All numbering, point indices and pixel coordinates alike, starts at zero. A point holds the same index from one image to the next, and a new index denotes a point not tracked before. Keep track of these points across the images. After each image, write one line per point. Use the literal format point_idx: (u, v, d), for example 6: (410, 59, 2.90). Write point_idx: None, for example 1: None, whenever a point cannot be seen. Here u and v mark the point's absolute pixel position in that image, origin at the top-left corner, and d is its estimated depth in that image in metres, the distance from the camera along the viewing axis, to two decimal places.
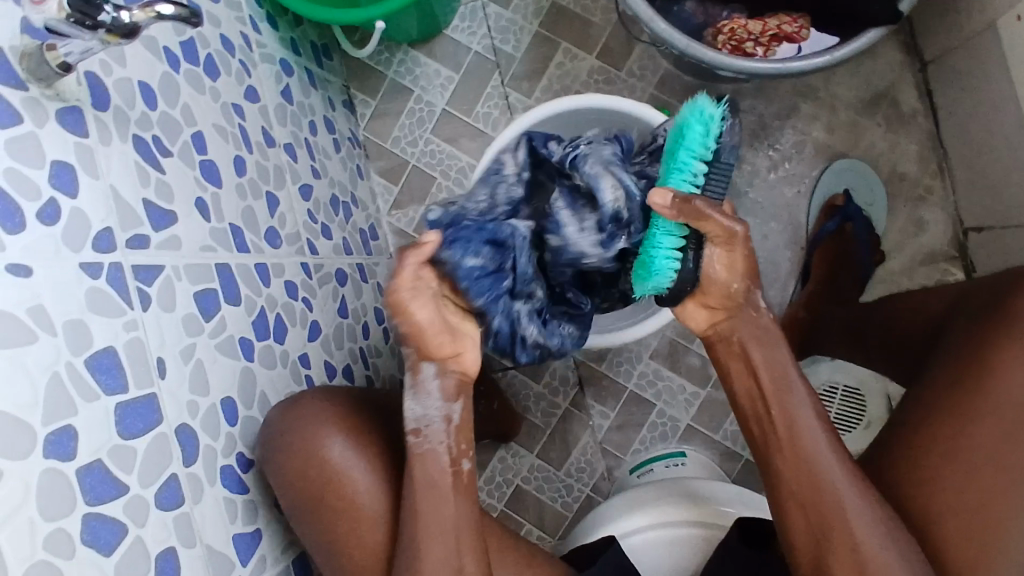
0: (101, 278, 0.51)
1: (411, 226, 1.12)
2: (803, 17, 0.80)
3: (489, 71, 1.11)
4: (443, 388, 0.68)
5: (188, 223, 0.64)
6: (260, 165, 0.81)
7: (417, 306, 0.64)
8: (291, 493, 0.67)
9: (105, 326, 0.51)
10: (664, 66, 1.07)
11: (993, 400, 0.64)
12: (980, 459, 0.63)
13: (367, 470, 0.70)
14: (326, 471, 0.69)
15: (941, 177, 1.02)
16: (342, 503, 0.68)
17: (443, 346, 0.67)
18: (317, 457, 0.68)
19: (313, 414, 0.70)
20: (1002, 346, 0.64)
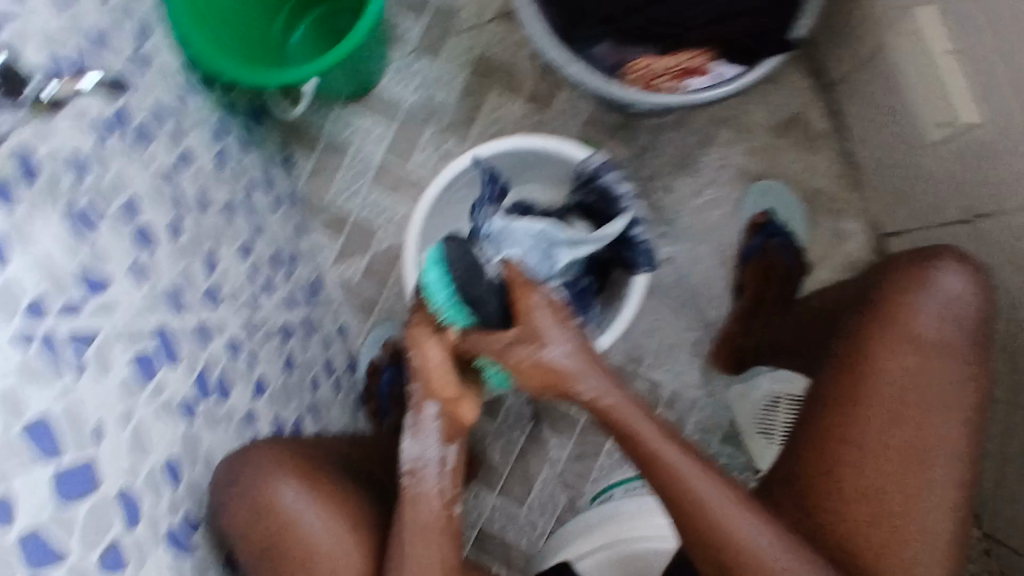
0: (35, 346, 0.52)
1: (357, 276, 1.14)
2: (707, 53, 0.86)
3: (423, 122, 1.14)
4: (441, 428, 0.71)
5: (122, 286, 0.64)
6: (197, 226, 0.82)
7: (432, 345, 0.72)
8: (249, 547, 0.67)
9: (42, 392, 0.51)
10: (589, 107, 1.12)
11: (876, 389, 0.72)
12: (870, 447, 0.71)
13: (319, 516, 0.68)
14: (277, 524, 0.67)
15: (855, 191, 1.08)
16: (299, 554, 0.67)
17: (447, 387, 0.71)
18: (268, 510, 0.67)
19: (259, 466, 0.69)
20: (880, 341, 0.73)
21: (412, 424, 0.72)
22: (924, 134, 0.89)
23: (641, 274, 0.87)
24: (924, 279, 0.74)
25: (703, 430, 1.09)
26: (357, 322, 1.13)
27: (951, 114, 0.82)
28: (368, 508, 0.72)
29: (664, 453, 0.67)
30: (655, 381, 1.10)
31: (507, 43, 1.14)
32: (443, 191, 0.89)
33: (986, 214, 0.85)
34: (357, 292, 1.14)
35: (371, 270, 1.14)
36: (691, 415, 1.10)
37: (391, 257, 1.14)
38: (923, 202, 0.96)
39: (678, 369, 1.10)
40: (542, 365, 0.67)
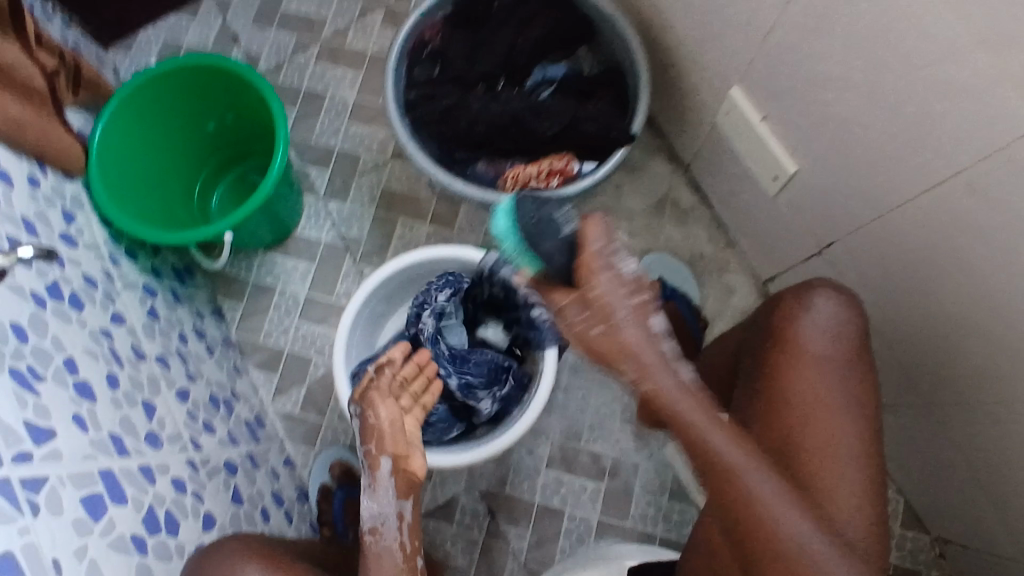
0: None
1: (297, 407, 1.18)
2: (568, 155, 1.00)
3: (341, 255, 1.25)
4: (397, 484, 0.72)
5: (68, 434, 0.68)
6: (134, 377, 0.87)
7: (381, 405, 0.77)
8: None
9: (1, 532, 0.54)
10: (488, 218, 1.26)
11: (793, 403, 0.76)
12: (809, 453, 0.74)
13: None
14: None
15: (731, 249, 1.23)
16: None
17: (398, 442, 0.74)
18: None
19: (226, 558, 0.71)
20: (781, 359, 0.78)
21: (370, 481, 0.72)
22: (764, 188, 1.03)
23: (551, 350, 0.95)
24: (803, 304, 0.79)
25: (650, 491, 1.14)
26: (303, 451, 1.17)
27: (777, 169, 0.97)
28: None
29: (711, 441, 0.68)
30: (596, 453, 1.16)
31: (407, 176, 1.28)
32: (361, 308, 0.97)
33: (833, 242, 0.96)
34: (299, 422, 1.18)
35: (310, 399, 1.19)
36: (636, 479, 1.15)
37: (328, 383, 1.19)
38: (785, 246, 1.09)
39: (614, 437, 1.17)
40: (590, 337, 0.71)
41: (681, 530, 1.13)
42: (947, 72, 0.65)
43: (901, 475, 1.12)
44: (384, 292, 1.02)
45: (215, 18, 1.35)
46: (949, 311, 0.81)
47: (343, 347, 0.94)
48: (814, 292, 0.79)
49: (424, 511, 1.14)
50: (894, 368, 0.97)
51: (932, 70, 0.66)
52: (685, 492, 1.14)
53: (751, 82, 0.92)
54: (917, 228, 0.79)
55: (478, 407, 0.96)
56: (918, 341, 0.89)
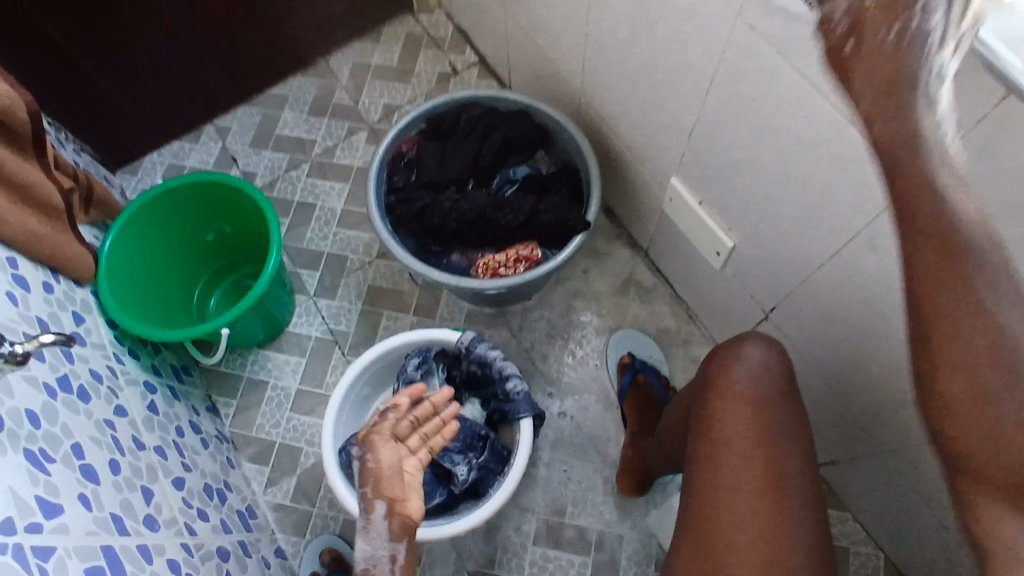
0: (8, 554, 0.61)
1: (288, 497, 1.22)
2: (532, 244, 1.12)
3: (331, 347, 1.33)
4: (392, 528, 0.73)
5: (73, 512, 0.74)
6: (134, 464, 0.92)
7: (383, 447, 0.77)
8: None
9: None
10: (467, 306, 1.36)
11: None
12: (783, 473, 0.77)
13: None
14: None
15: (693, 323, 1.33)
16: None
17: (396, 486, 0.75)
18: None
19: None
20: None
21: (365, 523, 0.73)
22: (711, 263, 1.16)
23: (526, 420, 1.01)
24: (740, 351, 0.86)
25: (636, 562, 1.16)
26: (294, 541, 1.19)
27: (718, 245, 1.10)
28: None
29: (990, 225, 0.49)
30: (581, 526, 1.19)
31: (391, 272, 1.39)
32: (347, 391, 1.04)
33: (775, 306, 1.07)
34: (290, 512, 1.21)
35: (301, 487, 1.22)
36: (622, 550, 1.17)
37: (318, 472, 1.24)
38: (739, 314, 1.19)
39: (597, 510, 1.20)
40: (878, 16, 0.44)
41: None
42: (833, 149, 0.78)
43: (878, 529, 1.15)
44: (369, 375, 1.09)
45: (215, 143, 1.51)
46: (882, 357, 0.90)
47: (331, 428, 1.00)
48: (749, 339, 0.82)
49: None
50: (848, 419, 1.05)
51: (822, 148, 0.79)
52: None
53: (686, 170, 1.06)
54: (840, 283, 0.90)
55: (454, 472, 1.01)
56: (863, 389, 0.98)
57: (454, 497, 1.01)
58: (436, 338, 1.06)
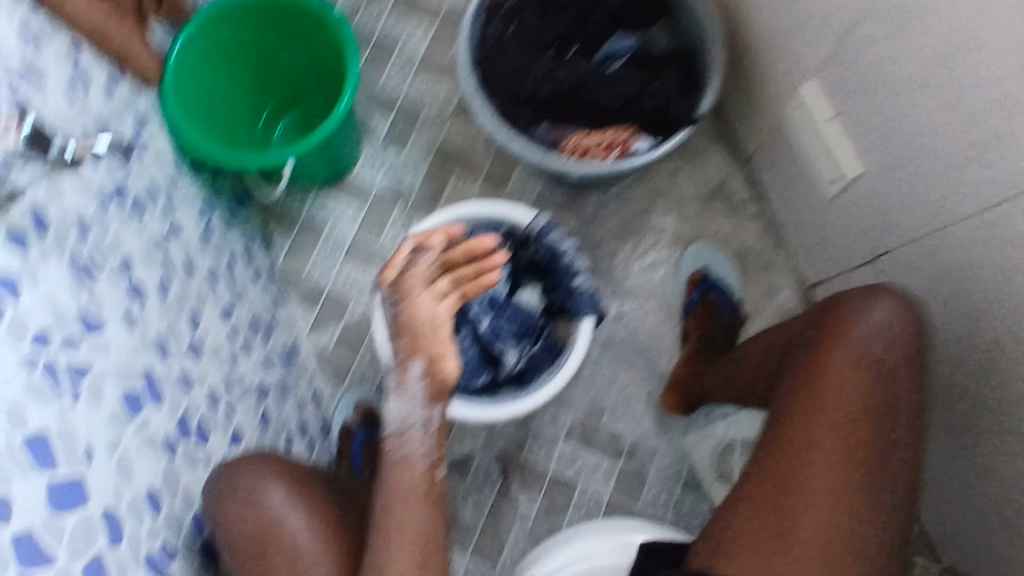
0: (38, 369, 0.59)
1: (331, 345, 1.22)
2: (630, 130, 0.99)
3: (392, 202, 1.27)
4: (428, 389, 0.68)
5: (116, 331, 0.72)
6: (184, 287, 0.91)
7: (421, 297, 0.69)
8: (235, 543, 0.68)
9: (41, 410, 0.58)
10: (540, 185, 1.25)
11: None
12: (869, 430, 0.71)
13: (301, 516, 0.69)
14: (260, 523, 0.68)
15: (779, 249, 1.20)
16: (280, 555, 0.67)
17: (433, 342, 0.68)
18: (257, 509, 0.68)
19: (251, 468, 0.71)
20: None
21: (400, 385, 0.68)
22: (823, 190, 1.03)
23: (586, 319, 0.95)
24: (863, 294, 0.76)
25: (665, 477, 1.14)
26: (332, 388, 1.20)
27: (839, 171, 0.97)
28: (348, 515, 0.72)
29: None
30: (616, 432, 1.16)
31: (465, 133, 1.29)
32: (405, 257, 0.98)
33: (886, 251, 0.95)
34: (331, 359, 1.21)
35: (345, 339, 1.22)
36: (653, 463, 1.15)
37: (363, 327, 1.22)
38: (837, 250, 1.07)
39: (635, 420, 1.16)
40: None
41: (691, 520, 1.12)
42: None
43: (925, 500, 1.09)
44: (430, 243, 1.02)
45: None
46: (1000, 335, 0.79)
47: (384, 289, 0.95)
48: (883, 292, 0.72)
49: None
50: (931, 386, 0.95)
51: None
52: (700, 484, 1.14)
53: (830, 73, 0.90)
54: (983, 243, 0.78)
55: (503, 358, 0.98)
56: (962, 363, 0.86)
57: (500, 381, 0.97)
58: (508, 216, 0.98)
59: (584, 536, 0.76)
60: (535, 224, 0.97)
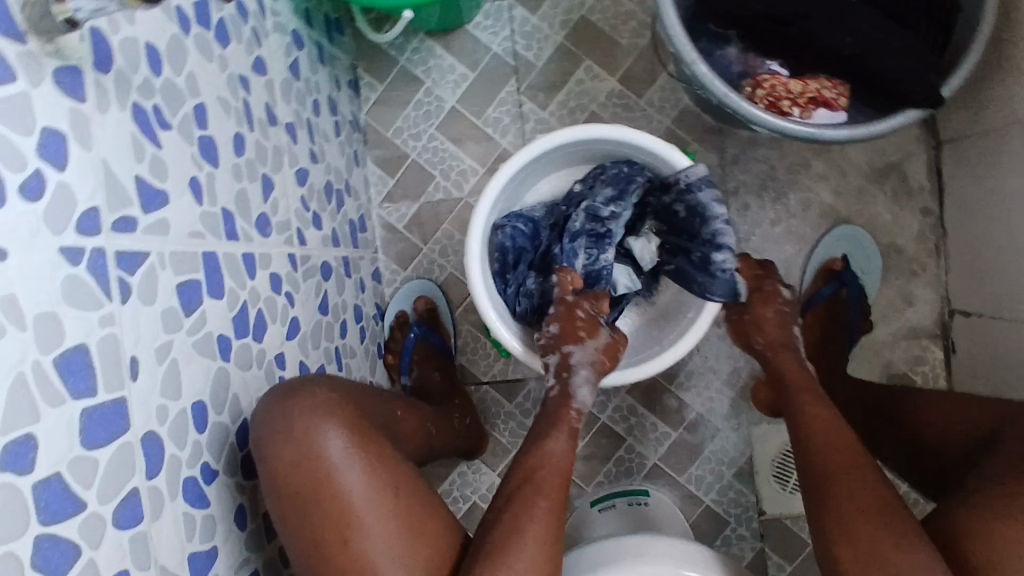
0: (80, 265, 0.47)
1: (402, 222, 1.09)
2: (842, 86, 0.79)
3: (507, 75, 1.07)
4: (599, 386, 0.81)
5: (178, 205, 0.59)
6: (260, 144, 0.76)
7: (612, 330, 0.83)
8: (279, 486, 0.62)
9: (80, 320, 0.47)
10: (685, 101, 1.06)
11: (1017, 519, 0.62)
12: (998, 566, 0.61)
13: (358, 471, 0.63)
14: (316, 471, 0.62)
15: (936, 256, 1.02)
16: (330, 508, 0.62)
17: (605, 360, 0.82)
18: (313, 452, 0.62)
19: (312, 406, 0.65)
20: None
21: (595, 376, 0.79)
22: None
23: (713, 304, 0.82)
24: None
25: (718, 460, 1.06)
26: (393, 269, 1.09)
27: None
28: (408, 478, 0.67)
29: None
30: (683, 401, 1.07)
31: (614, 12, 1.05)
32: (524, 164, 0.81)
33: None
34: (398, 238, 1.09)
35: (418, 219, 1.09)
36: (711, 442, 1.06)
37: (441, 211, 1.09)
38: (1015, 291, 0.89)
39: (708, 393, 1.06)
40: None
41: (729, 508, 1.06)
42: None
43: None
44: (551, 155, 0.85)
45: None
46: None
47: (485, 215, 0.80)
48: None
49: (488, 378, 1.08)
50: None
51: None
52: (751, 476, 1.06)
53: None
54: None
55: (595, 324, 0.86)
56: None
57: None
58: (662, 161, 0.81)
59: (656, 560, 0.68)
60: (695, 174, 0.79)
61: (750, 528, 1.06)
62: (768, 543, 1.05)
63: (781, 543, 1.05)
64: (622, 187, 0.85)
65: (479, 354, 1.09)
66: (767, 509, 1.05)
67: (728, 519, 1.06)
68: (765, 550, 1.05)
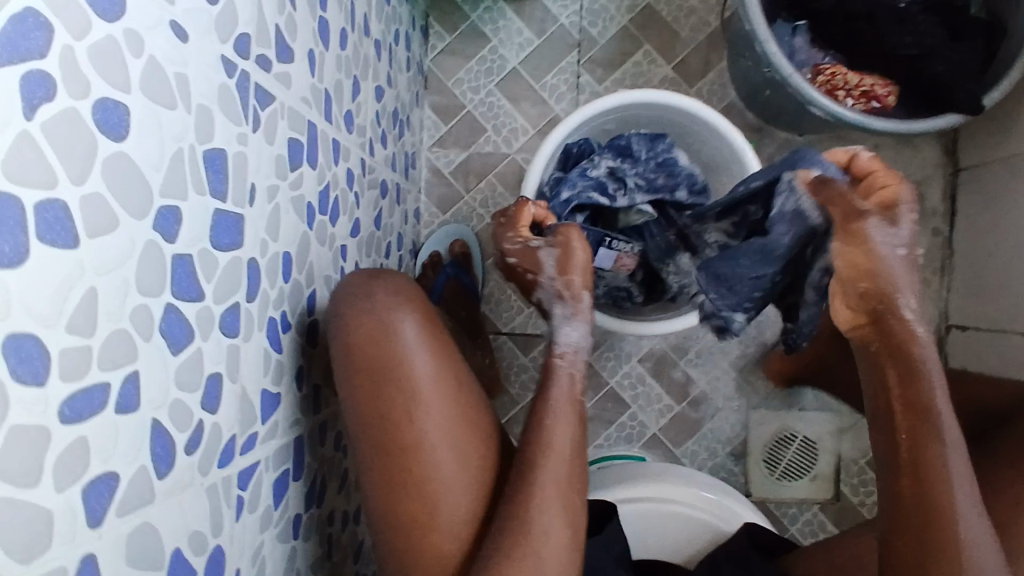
0: (233, 78, 0.50)
1: (448, 168, 1.13)
2: (893, 86, 0.88)
3: (569, 46, 1.13)
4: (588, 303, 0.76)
5: (299, 68, 0.63)
6: (356, 47, 0.80)
7: (555, 248, 0.77)
8: (349, 360, 0.62)
9: (225, 128, 0.49)
10: (731, 97, 1.14)
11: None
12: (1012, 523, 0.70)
13: (427, 359, 0.63)
14: (386, 351, 0.62)
15: (940, 274, 1.12)
16: (395, 389, 0.62)
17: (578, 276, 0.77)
18: (387, 333, 0.62)
19: (388, 291, 0.65)
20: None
21: (570, 311, 0.76)
22: None
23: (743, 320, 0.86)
24: None
25: (714, 438, 1.11)
26: (432, 212, 1.13)
27: None
28: (466, 378, 0.68)
29: None
30: (689, 376, 1.12)
31: (678, 5, 1.13)
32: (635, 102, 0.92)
33: None
34: (442, 183, 1.13)
35: (464, 168, 1.13)
36: (710, 420, 1.11)
37: (488, 163, 1.13)
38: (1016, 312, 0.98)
39: (714, 371, 1.12)
40: None
41: None
42: None
43: None
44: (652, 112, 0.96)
45: None
46: None
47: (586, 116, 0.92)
48: None
49: (508, 329, 1.12)
50: None
51: None
52: (743, 458, 1.11)
53: None
54: None
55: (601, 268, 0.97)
56: None
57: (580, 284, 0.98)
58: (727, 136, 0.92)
59: (678, 481, 0.81)
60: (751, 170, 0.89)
61: None
62: None
63: None
64: (670, 161, 0.98)
65: (503, 305, 1.12)
66: (754, 492, 1.10)
67: None
68: None
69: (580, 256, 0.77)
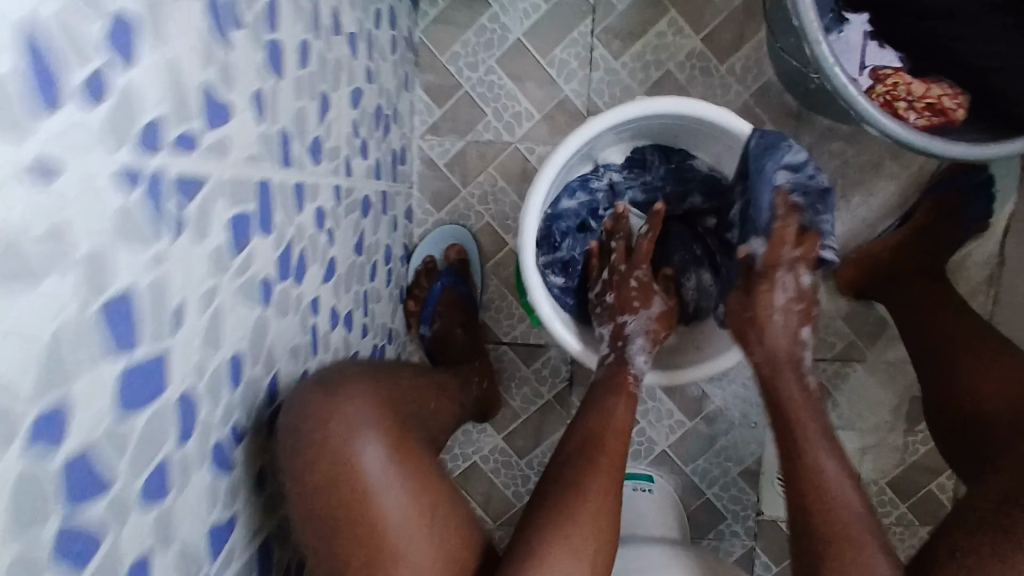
0: (138, 190, 0.38)
1: (443, 159, 1.00)
2: (965, 97, 0.75)
3: (582, 13, 0.96)
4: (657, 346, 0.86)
5: (240, 122, 0.50)
6: (323, 55, 0.66)
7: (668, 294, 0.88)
8: (312, 499, 0.56)
9: (131, 261, 0.38)
10: (768, 75, 0.97)
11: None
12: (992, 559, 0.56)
13: (398, 488, 0.59)
14: (353, 485, 0.57)
15: (988, 286, 1.00)
16: (364, 527, 0.57)
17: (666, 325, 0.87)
18: (353, 464, 0.58)
19: (351, 413, 0.60)
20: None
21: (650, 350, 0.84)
22: None
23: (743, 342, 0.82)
24: None
25: (727, 456, 1.04)
26: (426, 209, 1.01)
27: None
28: (440, 493, 0.64)
29: None
30: (704, 391, 1.03)
31: None
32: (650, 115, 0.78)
33: None
34: (436, 176, 1.00)
35: (461, 158, 1.00)
36: (724, 438, 1.04)
37: (487, 153, 0.99)
38: None
39: (731, 387, 1.03)
40: None
41: (729, 504, 1.05)
42: None
43: None
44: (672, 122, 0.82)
45: None
46: None
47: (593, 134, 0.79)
48: None
49: (509, 339, 1.03)
50: None
51: None
52: (756, 477, 1.05)
53: None
54: None
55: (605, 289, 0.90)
56: None
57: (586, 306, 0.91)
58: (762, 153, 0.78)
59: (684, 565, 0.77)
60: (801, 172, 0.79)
61: (745, 525, 1.05)
62: (760, 543, 1.05)
63: (771, 543, 1.05)
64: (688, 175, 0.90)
65: (503, 313, 1.03)
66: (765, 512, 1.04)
67: (725, 515, 1.05)
68: (755, 548, 1.05)
69: (667, 292, 0.89)
